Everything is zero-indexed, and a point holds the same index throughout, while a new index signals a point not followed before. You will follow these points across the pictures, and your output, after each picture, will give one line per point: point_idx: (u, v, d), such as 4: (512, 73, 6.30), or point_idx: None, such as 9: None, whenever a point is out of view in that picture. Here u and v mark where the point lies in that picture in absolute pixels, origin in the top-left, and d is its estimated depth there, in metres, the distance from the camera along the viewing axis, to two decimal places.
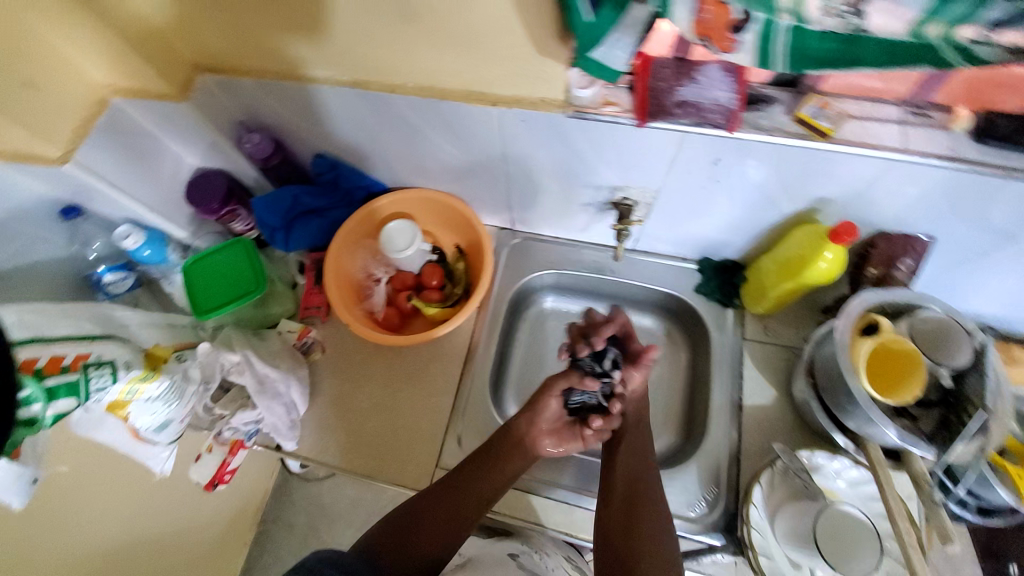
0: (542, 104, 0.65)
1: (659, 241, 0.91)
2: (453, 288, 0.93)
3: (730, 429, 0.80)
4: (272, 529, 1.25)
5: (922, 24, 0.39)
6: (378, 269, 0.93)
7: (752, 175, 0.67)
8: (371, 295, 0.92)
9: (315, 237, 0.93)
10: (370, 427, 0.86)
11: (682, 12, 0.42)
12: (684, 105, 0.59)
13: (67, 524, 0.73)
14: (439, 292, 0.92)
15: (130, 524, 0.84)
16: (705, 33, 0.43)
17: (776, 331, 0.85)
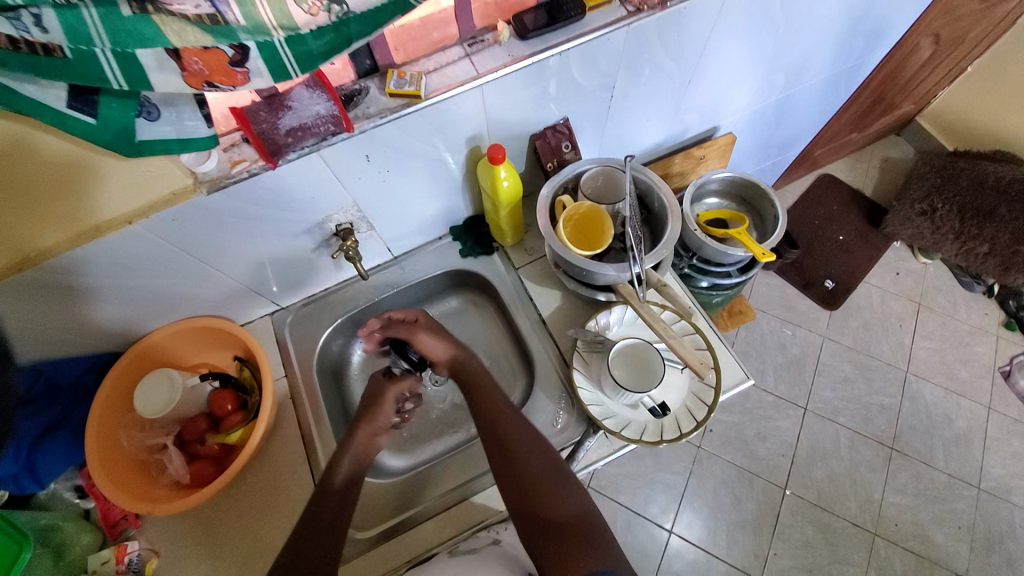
0: (177, 196, 0.63)
1: (407, 237, 0.97)
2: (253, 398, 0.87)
3: (546, 341, 0.90)
4: None
5: None
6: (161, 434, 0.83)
7: (407, 150, 0.75)
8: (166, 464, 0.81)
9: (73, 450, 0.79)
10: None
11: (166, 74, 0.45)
12: (292, 132, 0.63)
13: None
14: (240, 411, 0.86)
15: None
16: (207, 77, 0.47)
17: (534, 246, 0.97)
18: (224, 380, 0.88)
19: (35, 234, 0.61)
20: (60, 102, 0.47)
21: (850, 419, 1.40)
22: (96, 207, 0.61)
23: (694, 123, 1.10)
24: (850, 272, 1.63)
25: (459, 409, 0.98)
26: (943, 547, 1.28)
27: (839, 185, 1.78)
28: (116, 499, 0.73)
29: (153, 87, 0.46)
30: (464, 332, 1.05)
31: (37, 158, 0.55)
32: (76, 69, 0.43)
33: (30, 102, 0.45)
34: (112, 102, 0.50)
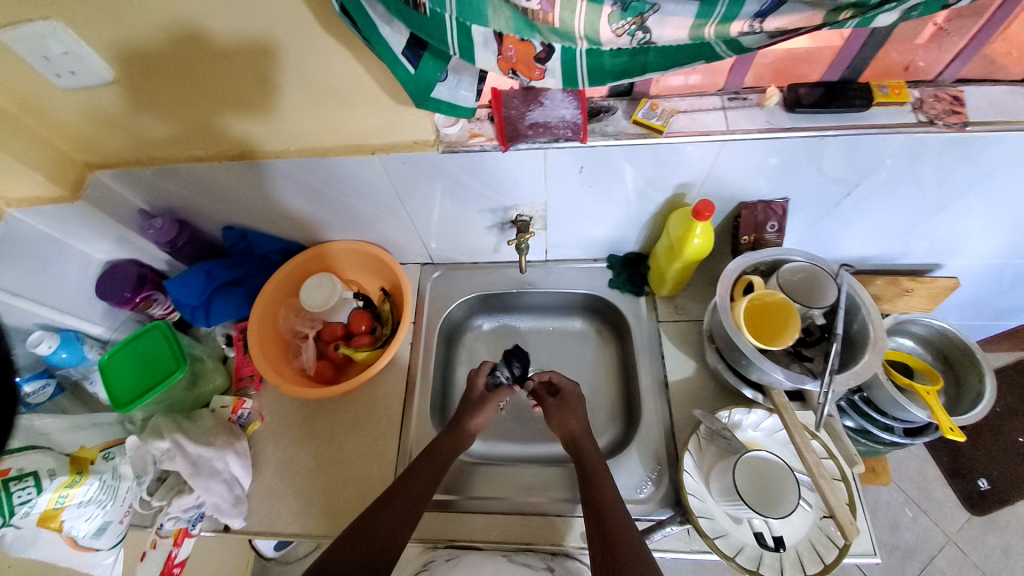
0: (416, 145, 0.71)
1: (568, 248, 0.97)
2: (383, 329, 0.95)
3: (660, 406, 0.86)
4: None
5: (696, 30, 0.47)
6: (305, 325, 0.95)
7: (619, 176, 0.75)
8: (300, 352, 0.93)
9: (239, 308, 0.94)
10: (319, 483, 0.85)
11: (488, 54, 0.50)
12: (535, 126, 0.66)
13: None
14: (370, 335, 0.95)
15: None
16: (513, 66, 0.51)
17: (685, 308, 0.93)
18: (366, 303, 0.97)
19: (251, 127, 0.69)
20: (399, 48, 0.51)
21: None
22: (308, 122, 0.69)
23: (917, 251, 0.96)
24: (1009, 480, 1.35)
25: (543, 424, 0.98)
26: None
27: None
28: (261, 363, 0.85)
29: (471, 62, 0.51)
30: (576, 356, 1.04)
31: (261, 61, 0.59)
32: (436, 26, 0.47)
33: (381, 40, 0.50)
34: (431, 60, 0.54)
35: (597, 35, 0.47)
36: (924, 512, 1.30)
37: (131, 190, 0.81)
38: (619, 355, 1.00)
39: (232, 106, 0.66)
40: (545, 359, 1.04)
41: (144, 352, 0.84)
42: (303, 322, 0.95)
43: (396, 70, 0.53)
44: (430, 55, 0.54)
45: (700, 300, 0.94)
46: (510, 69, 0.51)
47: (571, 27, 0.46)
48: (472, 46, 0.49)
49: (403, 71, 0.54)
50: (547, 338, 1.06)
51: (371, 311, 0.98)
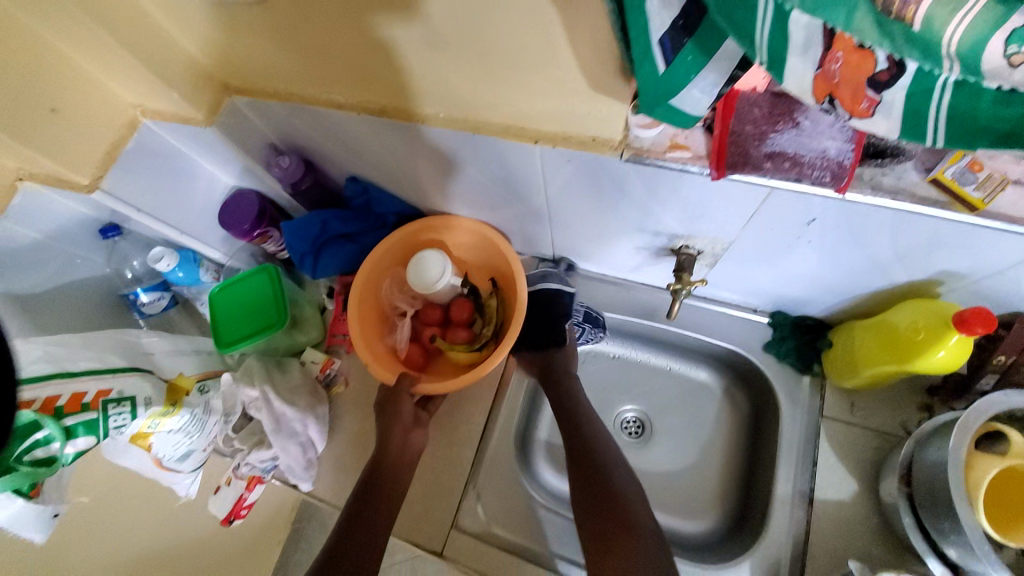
0: (593, 144, 0.53)
1: (726, 290, 0.77)
2: (483, 327, 0.84)
3: (797, 521, 0.69)
4: None
5: None
6: (405, 301, 0.87)
7: (861, 239, 0.54)
8: (395, 329, 0.85)
9: (346, 262, 0.88)
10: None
11: (801, 66, 0.31)
12: (777, 157, 0.46)
13: (99, 536, 0.76)
14: (468, 329, 0.84)
15: (166, 528, 0.85)
16: (829, 90, 0.32)
17: (866, 412, 0.71)
18: (472, 292, 0.86)
19: (471, 34, 0.46)
20: (659, 32, 0.35)
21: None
22: (488, 90, 0.53)
23: None
24: None
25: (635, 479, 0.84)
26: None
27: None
28: (355, 336, 0.78)
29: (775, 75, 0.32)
30: (689, 412, 0.87)
31: None
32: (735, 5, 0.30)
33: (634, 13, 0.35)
34: (690, 54, 0.36)
35: (980, 59, 0.25)
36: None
37: (263, 122, 0.73)
38: (750, 432, 0.81)
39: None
40: (652, 404, 0.89)
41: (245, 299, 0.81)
42: (403, 297, 0.86)
43: (640, 64, 0.38)
44: (692, 46, 0.36)
45: (885, 404, 0.72)
46: (826, 93, 0.32)
47: (941, 36, 0.25)
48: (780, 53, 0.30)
49: (647, 67, 0.38)
50: (662, 383, 0.90)
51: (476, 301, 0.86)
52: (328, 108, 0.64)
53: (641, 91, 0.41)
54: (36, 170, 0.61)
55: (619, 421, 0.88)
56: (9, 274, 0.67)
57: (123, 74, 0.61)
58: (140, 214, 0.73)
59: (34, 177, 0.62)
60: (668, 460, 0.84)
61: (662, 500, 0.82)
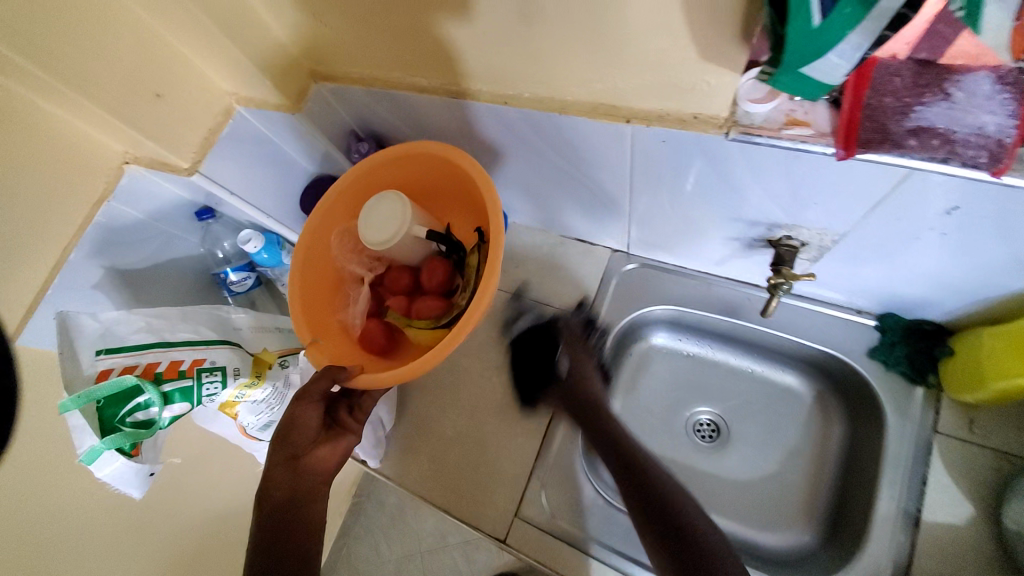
0: (694, 122, 0.49)
1: (826, 287, 0.70)
2: (460, 295, 0.73)
3: (899, 544, 0.61)
4: (365, 504, 1.24)
5: None
6: (363, 266, 0.79)
7: (1010, 232, 0.46)
8: (353, 299, 0.78)
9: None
10: (452, 458, 0.80)
11: None
12: (921, 133, 0.40)
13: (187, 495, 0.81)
14: (437, 296, 0.74)
15: None
16: None
17: (987, 431, 0.63)
18: (448, 250, 0.76)
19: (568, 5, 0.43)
20: None
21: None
22: (577, 67, 0.50)
23: None
24: None
25: (707, 483, 0.79)
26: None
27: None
28: (296, 313, 0.72)
29: None
30: (769, 417, 0.81)
31: None
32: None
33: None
34: (848, 7, 0.32)
35: None
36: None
37: (344, 108, 0.74)
38: (842, 443, 0.74)
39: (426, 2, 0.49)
40: (730, 406, 0.83)
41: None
42: (361, 262, 0.79)
43: (793, 16, 0.33)
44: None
45: (1014, 423, 0.63)
46: None
47: None
48: None
49: (801, 19, 0.33)
50: (740, 384, 0.84)
51: (451, 261, 0.76)
52: (411, 93, 0.63)
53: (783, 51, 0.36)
54: (143, 153, 0.66)
55: (692, 422, 0.83)
56: (118, 252, 0.72)
57: (220, 59, 0.63)
58: (232, 197, 0.76)
59: (139, 160, 0.66)
60: (746, 467, 0.79)
61: (736, 507, 0.76)
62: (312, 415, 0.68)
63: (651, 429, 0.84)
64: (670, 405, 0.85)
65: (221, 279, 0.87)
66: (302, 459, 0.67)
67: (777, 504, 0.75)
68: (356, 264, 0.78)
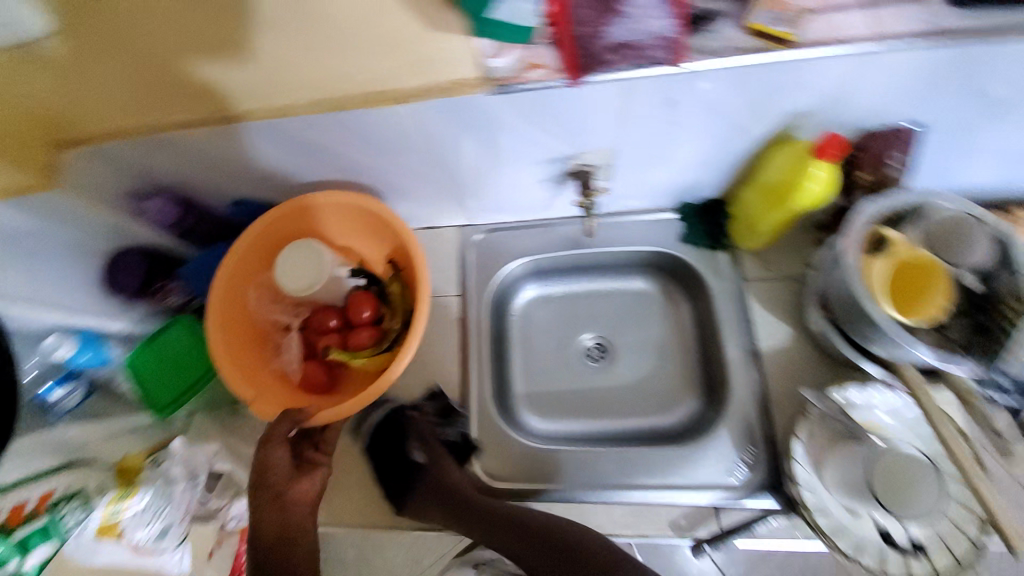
0: (454, 87, 0.54)
1: (632, 198, 0.82)
2: (390, 321, 0.79)
3: (752, 374, 0.74)
4: None
5: None
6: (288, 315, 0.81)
7: (715, 104, 0.58)
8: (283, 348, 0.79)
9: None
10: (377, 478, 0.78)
11: None
12: (619, 48, 0.49)
13: None
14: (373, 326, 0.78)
15: None
16: None
17: (775, 263, 0.79)
18: (369, 282, 0.81)
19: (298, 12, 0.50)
20: None
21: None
22: (324, 63, 0.54)
23: None
24: None
25: (610, 395, 0.88)
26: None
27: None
28: (228, 371, 0.71)
29: None
30: (639, 320, 0.92)
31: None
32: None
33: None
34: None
35: None
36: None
37: (120, 170, 0.69)
38: (692, 317, 0.88)
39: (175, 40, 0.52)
40: (607, 325, 0.93)
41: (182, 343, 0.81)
42: (286, 312, 0.80)
43: None
44: None
45: (790, 251, 0.80)
46: None
47: None
48: None
49: None
50: (608, 302, 0.94)
51: (376, 291, 0.81)
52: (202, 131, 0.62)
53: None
54: None
55: (582, 350, 0.92)
56: None
57: None
58: (17, 305, 0.65)
59: None
60: (634, 369, 0.89)
61: (635, 403, 0.87)
62: (283, 454, 0.66)
63: (552, 371, 0.91)
64: (559, 342, 0.92)
65: (36, 404, 0.70)
66: (286, 497, 0.65)
67: (666, 387, 0.86)
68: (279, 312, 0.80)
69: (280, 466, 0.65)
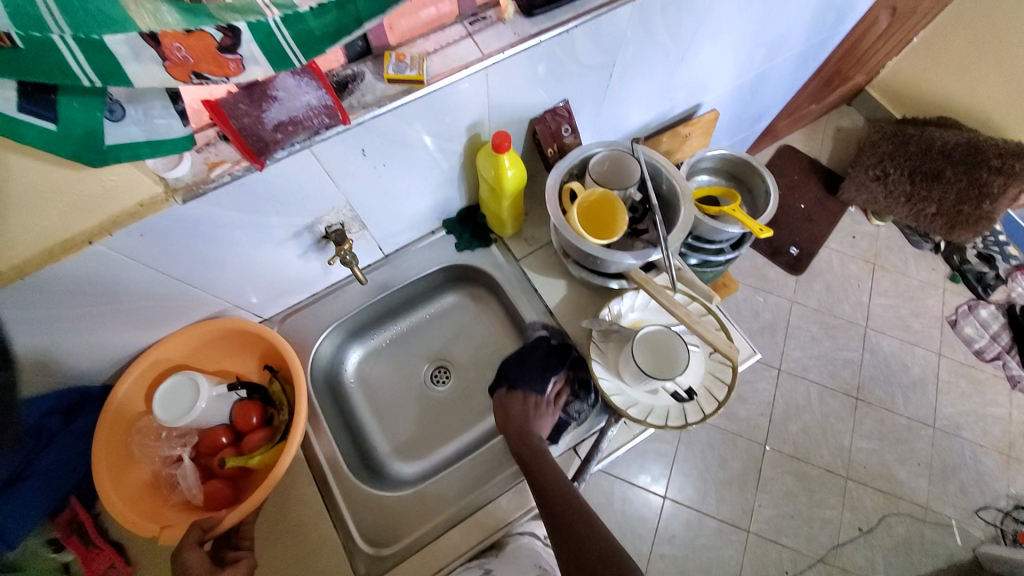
0: (144, 208, 0.54)
1: (400, 234, 0.90)
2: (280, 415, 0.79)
3: (554, 329, 0.87)
4: None
5: None
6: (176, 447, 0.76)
7: (404, 141, 0.69)
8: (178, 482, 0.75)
9: (48, 496, 0.70)
10: None
11: (145, 67, 0.38)
12: (281, 127, 0.55)
13: None
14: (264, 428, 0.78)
15: None
16: (196, 68, 0.40)
17: (535, 237, 0.94)
18: (252, 389, 0.81)
19: None
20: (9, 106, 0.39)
21: (820, 374, 1.41)
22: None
23: (681, 100, 1.07)
24: (876, 207, 1.54)
25: (467, 404, 0.94)
26: (907, 484, 1.30)
27: (820, 132, 1.72)
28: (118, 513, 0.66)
29: (126, 83, 0.39)
30: (463, 329, 1.00)
31: None
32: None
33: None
34: (72, 101, 0.41)
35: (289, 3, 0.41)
36: (834, 314, 1.48)
37: None
38: (500, 306, 0.99)
39: None
40: (438, 347, 0.99)
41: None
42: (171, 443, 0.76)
43: (18, 131, 0.40)
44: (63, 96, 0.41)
45: (541, 223, 0.95)
46: (193, 72, 0.40)
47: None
48: (110, 64, 0.37)
49: (36, 130, 0.40)
50: (428, 325, 1.00)
51: (262, 395, 0.81)
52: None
53: (53, 150, 0.42)
54: None
55: (427, 378, 0.96)
56: None
57: None
58: None
59: None
60: (478, 371, 0.96)
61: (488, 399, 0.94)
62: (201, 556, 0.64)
63: (408, 412, 0.93)
64: (402, 381, 0.96)
65: None
66: None
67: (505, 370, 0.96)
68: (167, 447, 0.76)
69: (196, 568, 0.63)
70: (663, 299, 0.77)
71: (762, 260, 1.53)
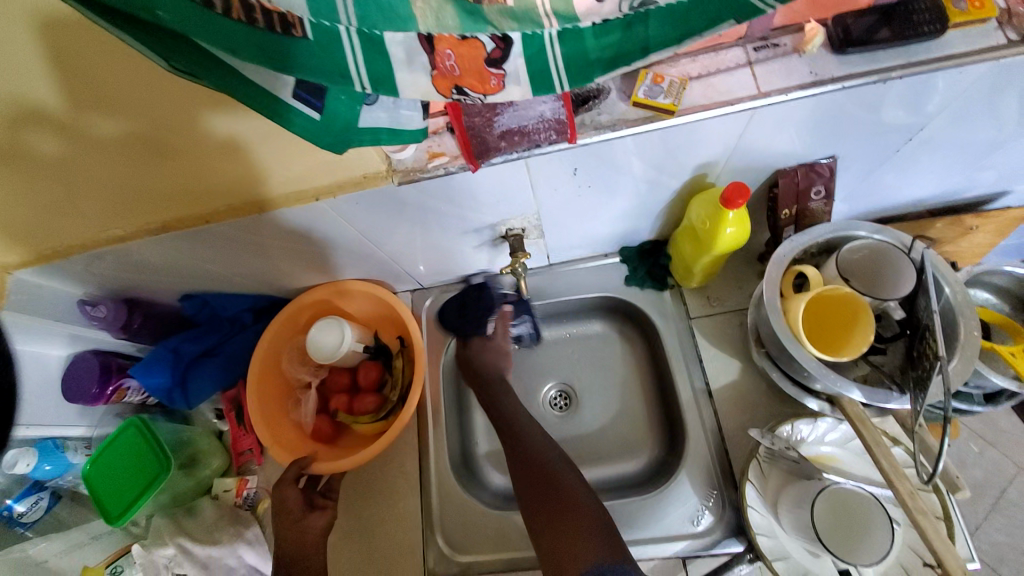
0: (367, 180, 0.56)
1: (573, 248, 0.83)
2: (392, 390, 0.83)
3: (706, 415, 0.74)
4: None
5: None
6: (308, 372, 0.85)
7: (621, 168, 0.60)
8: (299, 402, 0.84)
9: (225, 376, 0.85)
10: (363, 542, 0.76)
11: (412, 75, 0.33)
12: (508, 134, 0.51)
13: None
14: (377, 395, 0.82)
15: None
16: (456, 83, 0.35)
17: (719, 299, 0.79)
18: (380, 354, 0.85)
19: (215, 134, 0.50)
20: (286, 93, 0.38)
21: None
22: (242, 167, 0.55)
23: (985, 182, 0.76)
24: None
25: (577, 446, 0.87)
26: None
27: None
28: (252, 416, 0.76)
29: (392, 94, 0.34)
30: (599, 365, 0.91)
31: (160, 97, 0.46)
32: (275, 57, 0.31)
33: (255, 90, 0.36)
34: (342, 95, 0.40)
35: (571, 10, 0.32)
36: None
37: (63, 282, 0.70)
38: (649, 357, 0.88)
39: (102, 173, 0.54)
40: (568, 372, 0.92)
41: (133, 445, 0.74)
42: (307, 368, 0.85)
43: (292, 121, 0.39)
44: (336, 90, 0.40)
45: (734, 287, 0.80)
46: (453, 86, 0.35)
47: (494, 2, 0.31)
48: (384, 70, 0.33)
49: (303, 121, 0.40)
50: (563, 346, 0.94)
51: (385, 363, 0.85)
52: (225, 220, 0.61)
53: (314, 140, 0.42)
54: None
55: (547, 400, 0.91)
56: None
57: None
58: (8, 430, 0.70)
59: None
60: (599, 416, 0.88)
61: (599, 449, 0.86)
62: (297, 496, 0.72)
63: None
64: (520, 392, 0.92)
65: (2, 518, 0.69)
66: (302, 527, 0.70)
67: (628, 427, 0.86)
68: (302, 371, 0.84)
69: (293, 505, 0.71)
70: (884, 459, 0.56)
71: (1006, 405, 1.05)
